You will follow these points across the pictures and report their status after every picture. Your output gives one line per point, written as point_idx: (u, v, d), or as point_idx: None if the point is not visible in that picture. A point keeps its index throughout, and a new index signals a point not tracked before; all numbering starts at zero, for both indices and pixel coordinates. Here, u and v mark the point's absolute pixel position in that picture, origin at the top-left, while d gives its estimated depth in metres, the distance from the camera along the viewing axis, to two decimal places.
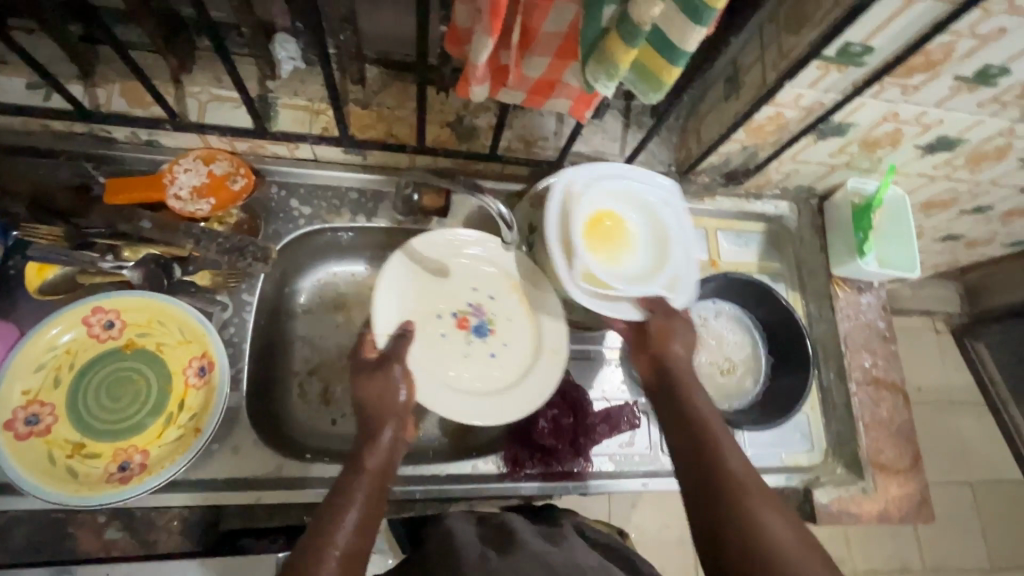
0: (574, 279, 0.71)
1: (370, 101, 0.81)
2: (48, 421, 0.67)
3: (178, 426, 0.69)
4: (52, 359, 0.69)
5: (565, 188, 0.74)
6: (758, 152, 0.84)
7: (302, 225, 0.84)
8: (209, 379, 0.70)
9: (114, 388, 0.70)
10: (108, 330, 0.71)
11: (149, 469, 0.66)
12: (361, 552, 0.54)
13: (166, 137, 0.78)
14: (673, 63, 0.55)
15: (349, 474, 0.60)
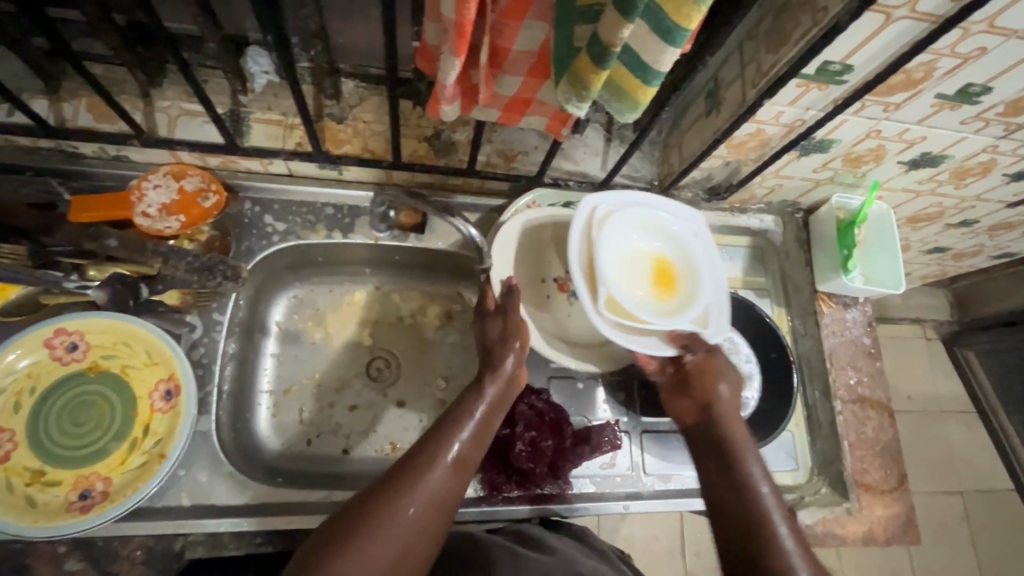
0: (602, 311, 0.70)
1: (346, 116, 0.80)
2: (7, 448, 0.65)
3: (142, 452, 0.67)
4: (13, 383, 0.67)
5: (593, 215, 0.73)
6: (740, 168, 0.83)
7: (276, 242, 0.82)
8: (175, 403, 0.68)
9: (77, 412, 0.68)
10: (72, 352, 0.69)
11: (112, 497, 0.64)
12: (469, 461, 0.63)
13: (135, 153, 0.76)
14: (646, 83, 0.54)
15: (471, 396, 0.68)
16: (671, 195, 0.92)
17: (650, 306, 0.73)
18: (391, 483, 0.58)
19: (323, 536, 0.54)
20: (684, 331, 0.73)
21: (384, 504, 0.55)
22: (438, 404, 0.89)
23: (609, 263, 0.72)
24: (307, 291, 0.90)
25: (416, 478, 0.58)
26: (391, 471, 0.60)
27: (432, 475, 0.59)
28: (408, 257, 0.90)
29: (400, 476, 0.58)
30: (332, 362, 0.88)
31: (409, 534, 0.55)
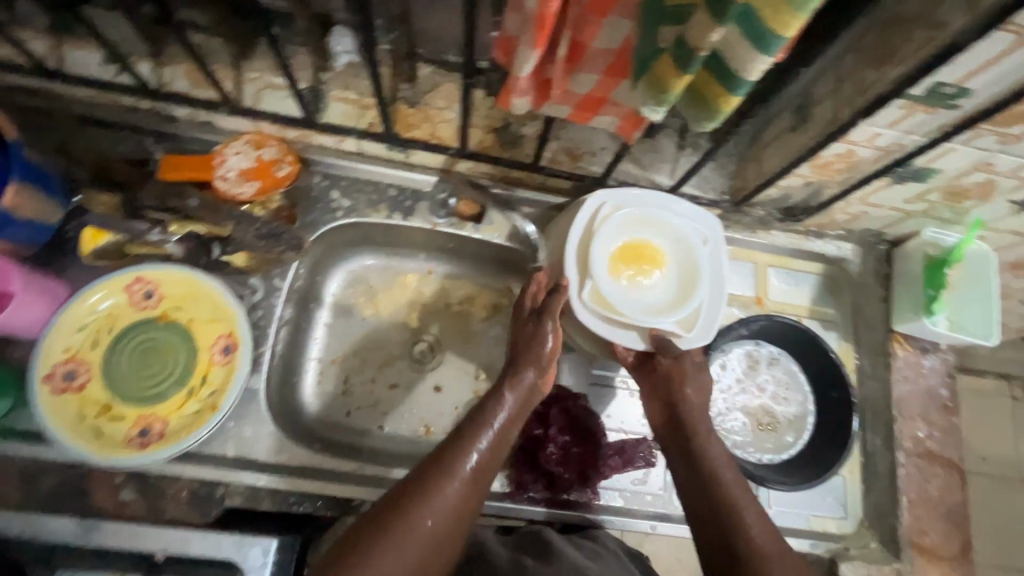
0: (584, 299, 0.72)
1: (419, 100, 0.80)
2: (83, 379, 0.71)
3: (195, 401, 0.72)
4: (93, 321, 0.72)
5: (599, 210, 0.75)
6: (823, 189, 0.78)
7: (340, 218, 0.84)
8: (231, 359, 0.73)
9: (145, 356, 0.74)
10: (147, 300, 0.75)
11: (167, 439, 0.69)
12: (486, 472, 0.62)
13: (223, 119, 0.80)
14: (731, 91, 0.51)
15: (491, 400, 0.67)
16: (742, 211, 0.87)
17: (636, 302, 0.73)
18: (408, 494, 0.57)
19: (346, 539, 0.54)
20: (662, 330, 0.72)
21: (403, 515, 0.55)
22: (473, 394, 0.90)
23: (603, 256, 0.73)
24: (361, 268, 0.92)
25: (436, 490, 0.58)
26: (408, 480, 0.59)
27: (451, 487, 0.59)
28: (462, 245, 0.91)
29: (418, 487, 0.58)
30: (379, 339, 0.90)
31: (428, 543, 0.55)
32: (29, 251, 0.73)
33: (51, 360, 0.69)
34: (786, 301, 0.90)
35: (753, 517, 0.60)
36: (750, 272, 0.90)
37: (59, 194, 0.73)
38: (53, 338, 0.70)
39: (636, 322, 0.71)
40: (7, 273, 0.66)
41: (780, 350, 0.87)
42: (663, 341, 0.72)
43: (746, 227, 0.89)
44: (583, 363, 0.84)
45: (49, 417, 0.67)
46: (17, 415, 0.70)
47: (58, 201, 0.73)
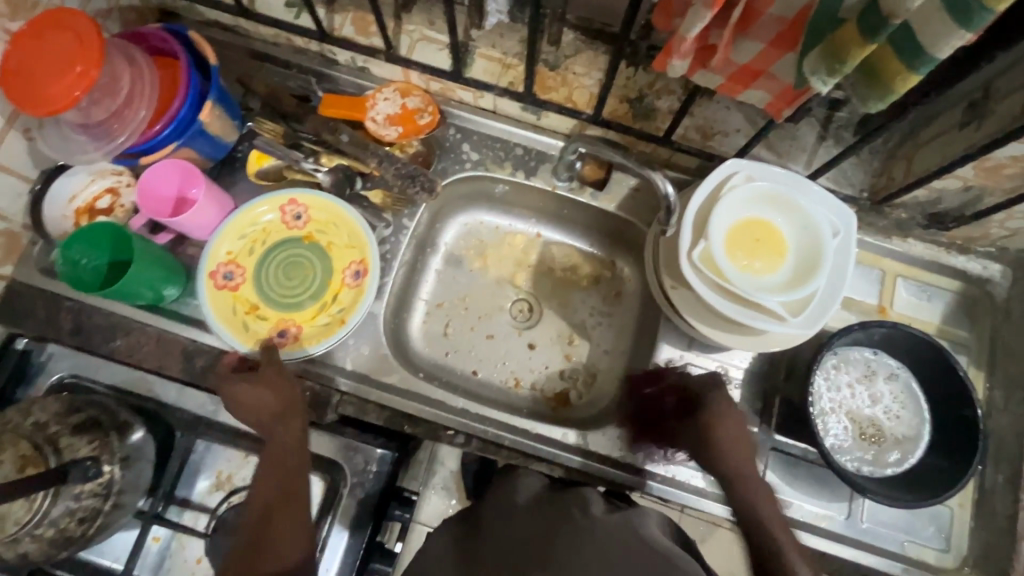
0: (692, 258, 0.72)
1: (559, 64, 0.81)
2: (238, 281, 0.81)
3: (327, 315, 0.81)
4: (252, 233, 0.83)
5: (728, 179, 0.74)
6: (983, 196, 0.72)
7: (468, 169, 0.89)
8: (361, 283, 0.81)
9: (289, 269, 0.83)
10: (296, 221, 0.84)
11: (301, 342, 0.79)
12: (297, 495, 0.67)
13: (377, 66, 0.87)
14: (912, 69, 0.49)
15: (273, 430, 0.69)
16: (879, 212, 0.82)
17: (745, 276, 0.72)
18: (249, 548, 0.63)
19: None
20: (767, 307, 0.70)
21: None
22: (565, 357, 0.92)
23: (722, 224, 0.73)
24: (475, 222, 0.97)
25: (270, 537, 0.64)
26: (246, 535, 0.65)
27: (284, 531, 0.65)
28: (575, 212, 0.93)
29: (251, 543, 0.64)
30: (483, 290, 0.95)
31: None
32: (207, 165, 0.84)
33: (216, 260, 0.80)
34: (912, 314, 0.83)
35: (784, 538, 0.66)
36: (877, 279, 0.84)
37: (237, 118, 0.83)
38: (220, 241, 0.80)
39: (742, 294, 0.71)
40: (193, 178, 0.78)
41: (902, 366, 0.82)
42: (765, 321, 0.71)
43: (881, 231, 0.84)
44: (683, 344, 0.84)
45: (211, 307, 0.78)
46: (182, 301, 0.81)
47: (236, 123, 0.83)
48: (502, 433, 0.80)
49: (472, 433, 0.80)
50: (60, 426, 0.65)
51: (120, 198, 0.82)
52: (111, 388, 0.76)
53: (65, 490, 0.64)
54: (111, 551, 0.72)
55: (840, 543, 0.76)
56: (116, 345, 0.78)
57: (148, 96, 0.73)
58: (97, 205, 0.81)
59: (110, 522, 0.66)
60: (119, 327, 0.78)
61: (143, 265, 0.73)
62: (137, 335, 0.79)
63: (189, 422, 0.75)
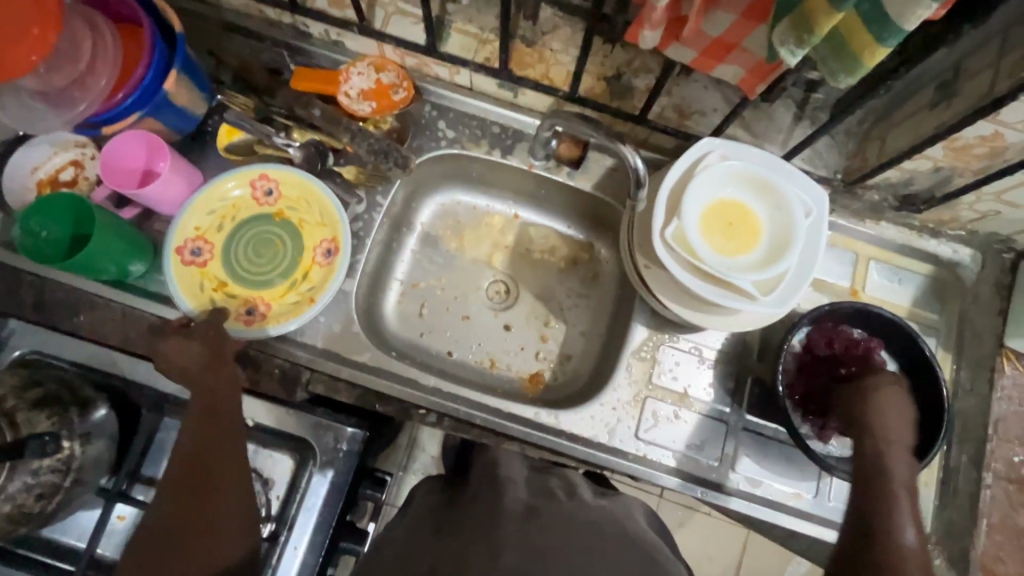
0: (665, 236, 0.72)
1: (536, 40, 0.79)
2: (206, 257, 0.80)
3: (296, 294, 0.80)
4: (221, 208, 0.81)
5: (702, 158, 0.74)
6: (953, 178, 0.72)
7: (443, 146, 0.88)
8: (332, 262, 0.80)
9: (259, 246, 0.82)
10: (267, 197, 0.82)
11: (269, 320, 0.78)
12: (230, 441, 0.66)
13: (351, 40, 0.84)
14: (880, 41, 0.49)
15: (204, 378, 0.67)
16: (852, 193, 0.82)
17: (717, 256, 0.72)
18: (179, 497, 0.63)
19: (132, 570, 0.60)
20: (739, 287, 0.70)
21: (186, 522, 0.62)
22: (541, 339, 0.92)
23: (695, 203, 0.73)
24: (452, 202, 0.96)
25: (202, 488, 0.63)
26: (172, 481, 0.64)
27: (216, 478, 0.64)
28: (553, 193, 0.92)
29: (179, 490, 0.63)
30: (458, 270, 0.94)
31: (209, 526, 0.62)
32: (174, 138, 0.81)
33: (183, 235, 0.78)
34: (885, 298, 0.84)
35: (911, 532, 0.64)
36: (849, 261, 0.85)
37: (207, 89, 0.81)
38: (188, 216, 0.79)
39: (714, 273, 0.71)
40: (160, 152, 0.76)
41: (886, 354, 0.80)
42: (736, 301, 0.71)
43: (855, 214, 0.84)
44: (658, 325, 0.83)
45: (177, 283, 0.76)
46: (149, 277, 0.80)
47: (206, 96, 0.81)
48: (473, 412, 0.79)
49: (444, 411, 0.80)
50: (18, 401, 0.64)
51: (84, 171, 0.80)
52: (76, 364, 0.73)
53: (22, 465, 0.61)
54: (74, 529, 0.71)
55: (807, 520, 0.78)
56: (80, 321, 0.77)
57: (109, 63, 0.71)
58: (60, 177, 0.79)
59: (70, 498, 0.65)
60: (82, 303, 0.77)
61: (105, 237, 0.71)
62: (101, 311, 0.77)
63: (155, 400, 0.74)
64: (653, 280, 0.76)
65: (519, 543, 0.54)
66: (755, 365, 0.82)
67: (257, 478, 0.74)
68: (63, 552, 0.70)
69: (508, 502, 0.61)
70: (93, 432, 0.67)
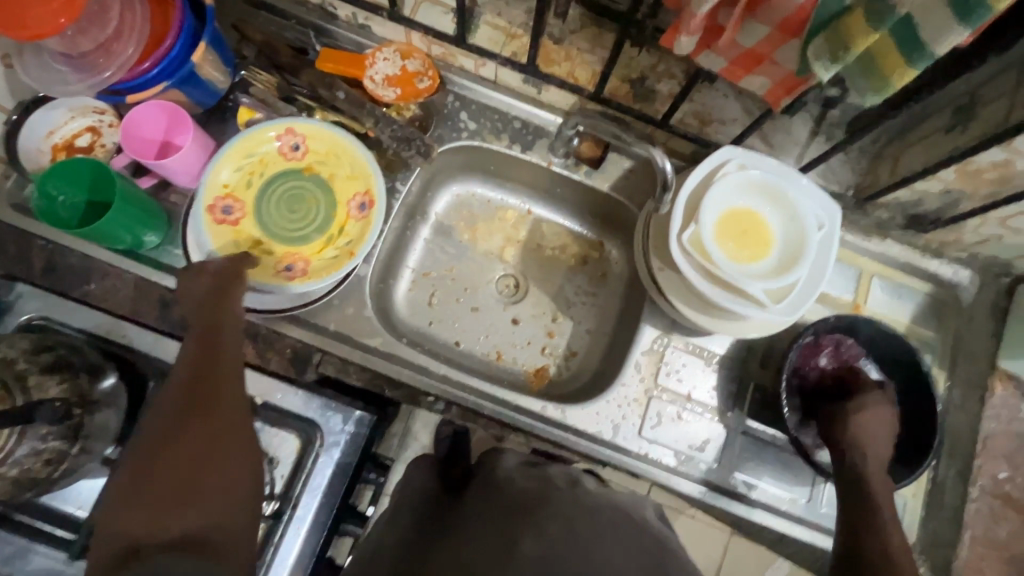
0: (683, 239, 0.73)
1: (564, 38, 0.80)
2: (238, 215, 0.80)
3: (334, 246, 0.81)
4: (249, 164, 0.80)
5: (721, 163, 0.75)
6: (961, 201, 0.74)
7: (465, 137, 0.88)
8: (368, 215, 0.80)
9: (291, 201, 0.82)
10: (295, 152, 0.82)
11: (312, 275, 0.79)
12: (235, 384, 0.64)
13: (379, 25, 0.83)
14: (911, 63, 0.50)
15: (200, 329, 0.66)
16: (862, 211, 0.84)
17: (733, 263, 0.74)
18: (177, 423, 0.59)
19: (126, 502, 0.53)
20: (752, 294, 0.72)
21: (174, 467, 0.56)
22: (547, 334, 0.93)
23: (715, 208, 0.75)
24: (467, 193, 0.96)
25: (204, 411, 0.60)
26: (163, 422, 0.59)
27: (217, 419, 0.60)
28: (568, 191, 0.94)
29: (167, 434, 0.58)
30: (469, 261, 0.95)
31: (207, 469, 0.57)
32: (195, 111, 0.81)
33: (212, 193, 0.78)
34: (884, 312, 0.87)
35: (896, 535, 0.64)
36: (852, 275, 0.87)
37: (231, 64, 0.80)
38: (215, 174, 0.77)
39: (729, 280, 0.72)
40: (181, 124, 0.76)
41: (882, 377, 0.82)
42: (748, 307, 0.72)
43: (862, 230, 0.86)
44: (665, 327, 0.85)
45: (213, 244, 0.77)
46: (162, 249, 0.78)
47: (229, 70, 0.80)
48: (483, 403, 0.80)
49: (452, 400, 0.81)
50: (29, 364, 0.63)
51: (101, 138, 0.79)
52: (82, 331, 0.73)
53: (31, 430, 0.60)
54: (72, 498, 0.71)
55: (798, 524, 0.80)
56: (90, 290, 0.76)
57: (139, 28, 0.69)
58: (76, 143, 0.78)
59: (76, 466, 0.65)
60: (94, 270, 0.76)
61: (127, 205, 0.70)
62: (113, 280, 0.76)
63: (163, 372, 0.74)
64: (668, 285, 0.78)
65: (536, 536, 0.55)
66: (758, 372, 0.84)
67: (261, 456, 0.74)
68: (62, 520, 0.70)
69: (516, 497, 0.62)
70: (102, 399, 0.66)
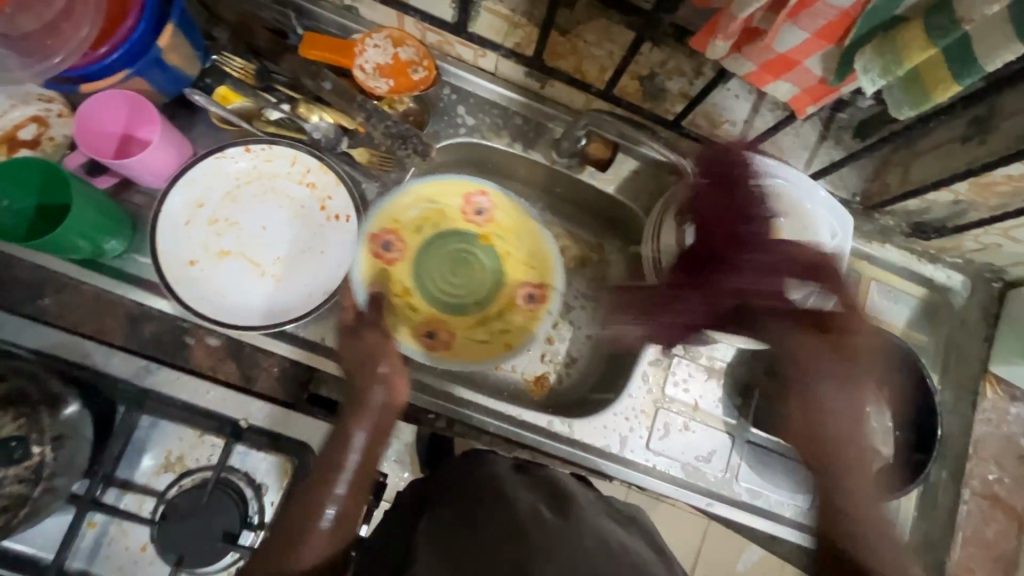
0: (696, 251, 0.71)
1: (570, 29, 0.74)
2: (397, 256, 0.80)
3: (489, 331, 0.81)
4: (428, 210, 0.80)
5: (734, 172, 0.73)
6: (968, 211, 0.74)
7: (462, 134, 0.82)
8: (536, 309, 0.80)
9: (455, 264, 0.82)
10: (477, 215, 0.82)
11: (455, 351, 0.80)
12: (352, 513, 0.59)
13: (368, 7, 0.75)
14: (956, 80, 0.48)
15: (337, 441, 0.61)
16: (868, 218, 0.84)
17: None
18: (323, 486, 0.59)
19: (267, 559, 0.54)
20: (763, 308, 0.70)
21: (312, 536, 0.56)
22: (547, 341, 0.88)
23: (728, 219, 0.72)
24: None
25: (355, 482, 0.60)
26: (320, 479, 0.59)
27: (352, 486, 0.60)
28: (569, 191, 0.89)
29: (278, 545, 0.55)
30: None
31: (333, 542, 0.57)
32: (161, 101, 0.72)
33: (381, 224, 0.77)
34: (883, 317, 0.86)
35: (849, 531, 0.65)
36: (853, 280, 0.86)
37: (200, 47, 0.71)
38: (394, 208, 0.78)
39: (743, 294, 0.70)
40: (143, 112, 0.66)
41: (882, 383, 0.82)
42: (763, 321, 0.71)
43: (864, 235, 0.86)
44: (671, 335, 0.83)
45: (365, 275, 0.76)
46: (127, 258, 0.70)
47: (199, 55, 0.72)
48: (487, 419, 0.77)
49: (456, 418, 0.77)
50: None
51: (49, 130, 0.69)
52: (36, 353, 0.65)
53: None
54: (38, 541, 0.64)
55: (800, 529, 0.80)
56: (44, 305, 0.68)
57: (93, 10, 0.60)
58: (19, 135, 0.68)
59: (38, 510, 0.58)
60: (48, 283, 0.69)
61: (85, 209, 0.62)
62: (70, 294, 0.69)
63: (134, 398, 0.66)
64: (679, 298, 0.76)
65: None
66: None
67: (247, 483, 0.69)
68: (21, 564, 0.62)
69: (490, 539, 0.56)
70: (65, 432, 0.59)
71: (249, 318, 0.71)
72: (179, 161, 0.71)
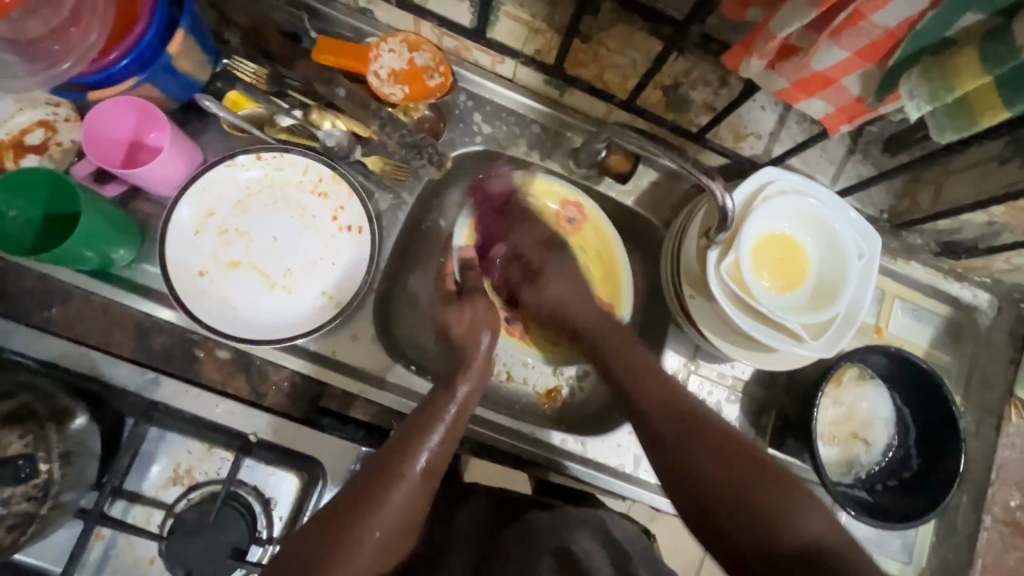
0: (720, 270, 0.68)
1: (591, 36, 0.71)
2: (491, 234, 0.81)
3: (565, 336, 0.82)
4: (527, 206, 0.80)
5: (763, 185, 0.70)
6: (1003, 232, 0.72)
7: (478, 142, 0.80)
8: None
9: None
10: (570, 222, 0.81)
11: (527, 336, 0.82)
12: (440, 468, 0.59)
13: (384, 10, 0.73)
14: (1007, 105, 0.46)
15: (441, 396, 0.63)
16: (895, 235, 0.81)
17: (770, 297, 0.70)
18: (414, 429, 0.60)
19: (350, 492, 0.55)
20: (790, 330, 0.68)
21: (397, 486, 0.56)
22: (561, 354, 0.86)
23: (754, 234, 0.70)
24: None
25: (447, 441, 0.61)
26: (406, 429, 0.60)
27: (445, 444, 0.60)
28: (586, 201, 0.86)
29: (367, 484, 0.56)
30: None
31: (416, 499, 0.57)
32: (171, 106, 0.70)
33: (485, 202, 0.78)
34: (905, 336, 0.84)
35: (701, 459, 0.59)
36: (876, 298, 0.84)
37: (210, 51, 0.69)
38: (504, 195, 0.78)
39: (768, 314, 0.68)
40: (151, 119, 0.64)
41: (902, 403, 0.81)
42: (787, 344, 0.68)
43: (889, 252, 0.83)
44: (689, 352, 0.81)
45: (461, 239, 0.77)
46: (136, 266, 0.69)
47: (210, 59, 0.70)
48: (498, 436, 0.75)
49: (469, 435, 0.76)
50: None
51: (56, 135, 0.68)
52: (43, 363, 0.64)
53: None
54: (48, 553, 0.63)
55: None
56: (50, 316, 0.67)
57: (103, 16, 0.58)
58: (27, 140, 0.67)
59: (48, 526, 0.57)
60: (55, 294, 0.68)
61: (96, 218, 0.61)
62: (77, 305, 0.68)
63: (142, 409, 0.66)
64: (697, 317, 0.73)
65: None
66: (781, 400, 0.81)
67: (257, 497, 0.68)
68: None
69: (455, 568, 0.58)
70: (73, 449, 0.58)
71: (255, 333, 0.69)
72: (190, 169, 0.69)
